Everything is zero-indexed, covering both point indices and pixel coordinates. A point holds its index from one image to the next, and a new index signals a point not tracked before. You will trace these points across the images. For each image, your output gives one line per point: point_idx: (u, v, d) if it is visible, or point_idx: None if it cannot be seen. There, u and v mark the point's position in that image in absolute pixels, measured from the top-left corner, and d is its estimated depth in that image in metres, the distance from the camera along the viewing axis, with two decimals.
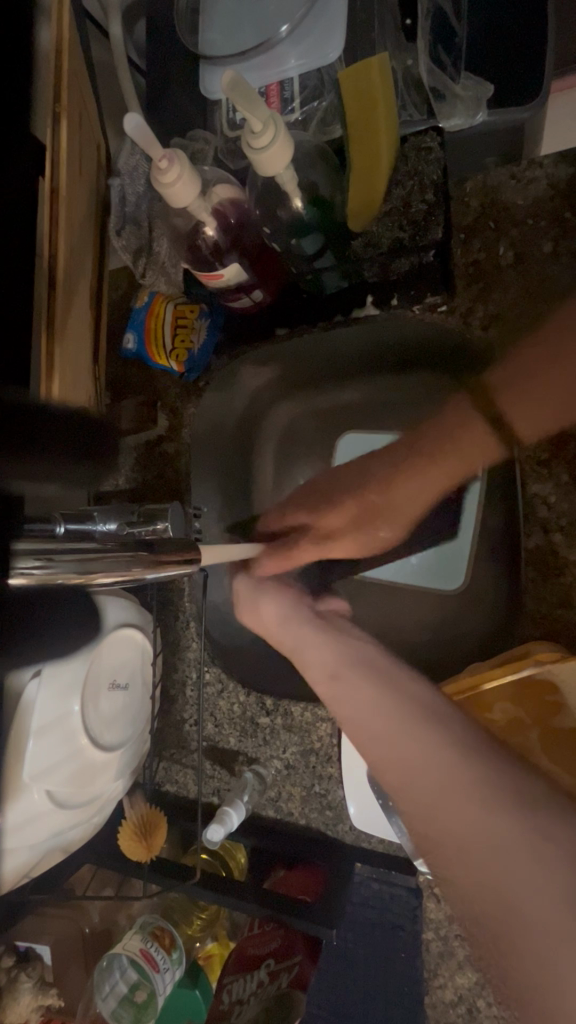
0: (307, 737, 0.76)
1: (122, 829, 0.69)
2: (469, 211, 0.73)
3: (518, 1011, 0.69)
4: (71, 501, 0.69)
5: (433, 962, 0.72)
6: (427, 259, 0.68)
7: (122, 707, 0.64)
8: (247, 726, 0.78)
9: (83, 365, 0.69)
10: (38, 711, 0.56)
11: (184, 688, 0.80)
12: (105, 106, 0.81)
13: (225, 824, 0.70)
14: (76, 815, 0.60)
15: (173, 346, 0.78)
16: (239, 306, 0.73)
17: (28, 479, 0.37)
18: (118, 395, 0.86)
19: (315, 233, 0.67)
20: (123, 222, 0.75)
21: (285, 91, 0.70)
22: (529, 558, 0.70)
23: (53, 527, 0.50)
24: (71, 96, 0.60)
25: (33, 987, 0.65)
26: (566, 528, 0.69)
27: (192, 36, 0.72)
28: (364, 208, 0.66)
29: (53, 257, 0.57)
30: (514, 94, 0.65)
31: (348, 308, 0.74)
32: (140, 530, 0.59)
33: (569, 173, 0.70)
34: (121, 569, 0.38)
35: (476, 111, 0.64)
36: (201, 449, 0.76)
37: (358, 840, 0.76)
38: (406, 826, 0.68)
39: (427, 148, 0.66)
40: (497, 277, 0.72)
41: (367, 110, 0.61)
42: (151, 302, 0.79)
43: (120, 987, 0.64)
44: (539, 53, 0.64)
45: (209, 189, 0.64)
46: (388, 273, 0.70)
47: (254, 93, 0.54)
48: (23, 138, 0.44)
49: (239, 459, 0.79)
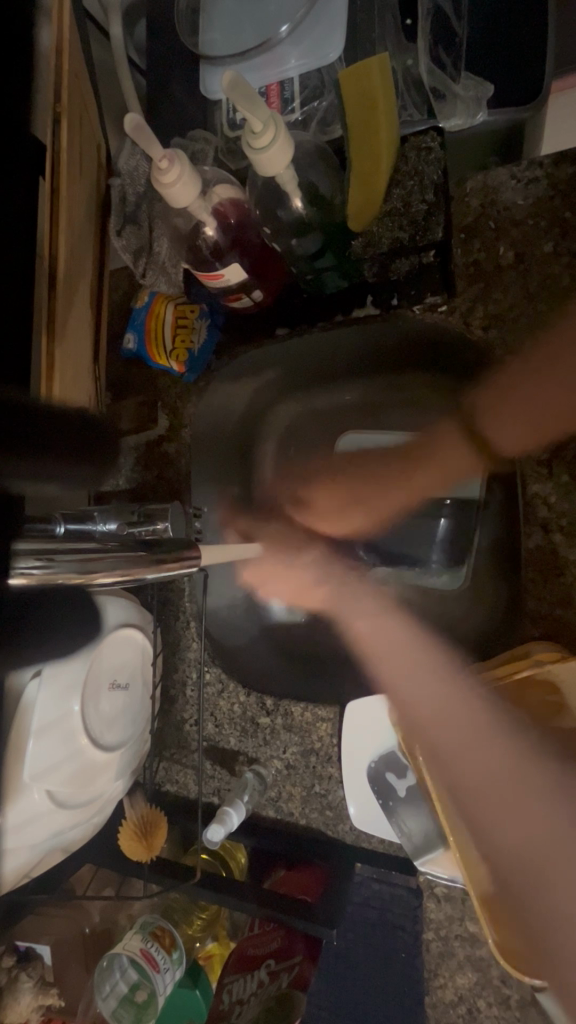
0: (307, 737, 0.76)
1: (123, 829, 0.69)
2: (470, 210, 0.73)
3: (519, 1011, 0.69)
4: (72, 501, 0.69)
5: (434, 963, 0.71)
6: (427, 259, 0.68)
7: (123, 707, 0.64)
8: (247, 726, 0.78)
9: (84, 365, 0.69)
10: (39, 711, 0.57)
11: (184, 688, 0.80)
12: (105, 107, 0.81)
13: (225, 824, 0.70)
14: (76, 815, 0.60)
15: (173, 346, 0.78)
16: (239, 306, 0.73)
17: (28, 479, 0.37)
18: (119, 395, 0.86)
19: (315, 233, 0.67)
20: (123, 222, 0.75)
21: (285, 91, 0.71)
22: (529, 559, 0.69)
23: (53, 527, 0.50)
24: (72, 96, 0.60)
25: (33, 987, 0.64)
26: (566, 528, 0.68)
27: (192, 36, 0.72)
28: (362, 208, 0.66)
29: (54, 257, 0.57)
30: (514, 94, 0.65)
31: (349, 308, 0.74)
32: (140, 530, 0.59)
33: (568, 172, 0.70)
34: (121, 569, 0.38)
35: (477, 111, 0.64)
36: (202, 451, 0.77)
37: (359, 840, 0.75)
38: (406, 826, 0.69)
39: (427, 148, 0.66)
40: (498, 277, 0.72)
41: (367, 109, 0.61)
42: (152, 302, 0.79)
43: (120, 987, 0.64)
44: (539, 52, 0.64)
45: (210, 189, 0.64)
46: (388, 274, 0.69)
47: (255, 94, 0.54)
48: (23, 138, 0.44)
49: (234, 459, 0.80)
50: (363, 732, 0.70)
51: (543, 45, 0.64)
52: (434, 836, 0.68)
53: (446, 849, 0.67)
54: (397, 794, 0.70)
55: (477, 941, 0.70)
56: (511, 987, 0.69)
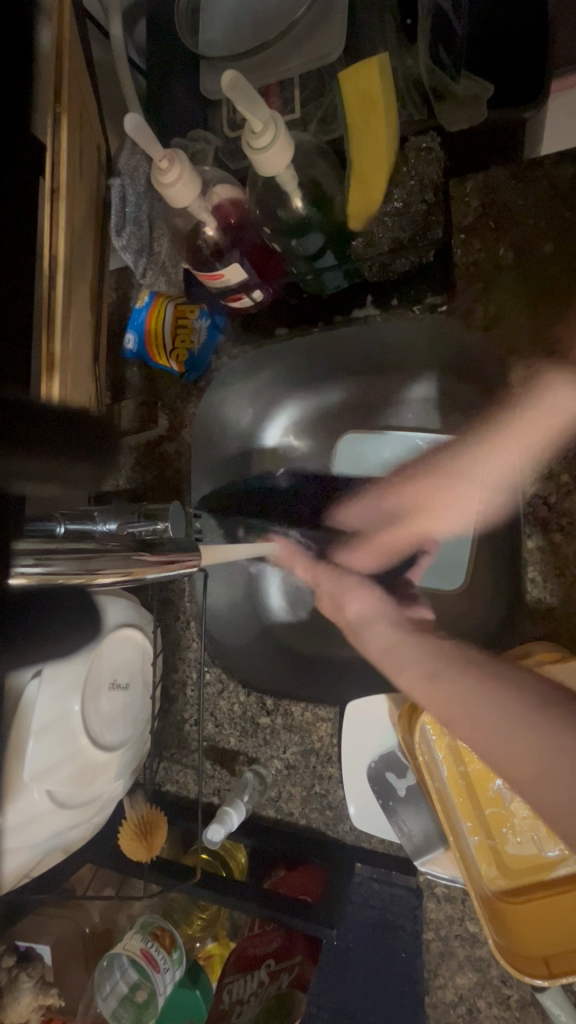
0: (307, 737, 0.75)
1: (122, 829, 0.69)
2: (469, 211, 0.72)
3: (519, 1011, 0.69)
4: (73, 502, 0.69)
5: (434, 963, 0.72)
6: (427, 258, 0.70)
7: (122, 707, 0.64)
8: (247, 726, 0.78)
9: (83, 366, 0.69)
10: (39, 711, 0.57)
11: (184, 688, 0.80)
12: (106, 106, 0.81)
13: (225, 824, 0.69)
14: (77, 815, 0.60)
15: (173, 346, 0.77)
16: (239, 306, 0.73)
17: (32, 480, 0.38)
18: (118, 395, 0.85)
19: (316, 233, 0.67)
20: (123, 223, 0.73)
21: (285, 92, 0.72)
22: (529, 557, 0.69)
23: (53, 527, 0.50)
24: (71, 96, 0.60)
25: (33, 987, 0.64)
26: (567, 526, 0.68)
27: (192, 36, 0.72)
28: (363, 208, 0.66)
29: (54, 257, 0.57)
30: (518, 90, 0.65)
31: (348, 308, 0.75)
32: (139, 530, 0.58)
33: (569, 173, 0.70)
34: (121, 569, 0.38)
35: (476, 115, 0.66)
36: (201, 455, 0.77)
37: (359, 840, 0.75)
38: (407, 826, 0.70)
39: (428, 149, 0.68)
40: (496, 276, 0.72)
41: (366, 109, 0.61)
42: (152, 301, 0.77)
43: (120, 987, 0.64)
44: (541, 53, 0.65)
45: (210, 189, 0.65)
46: (387, 273, 0.71)
47: (254, 93, 0.53)
48: (23, 139, 0.45)
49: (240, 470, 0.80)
50: (365, 731, 0.71)
51: (544, 31, 0.65)
52: (434, 836, 0.69)
53: (446, 849, 0.68)
54: (397, 794, 0.70)
55: (477, 941, 0.71)
56: (512, 987, 0.70)
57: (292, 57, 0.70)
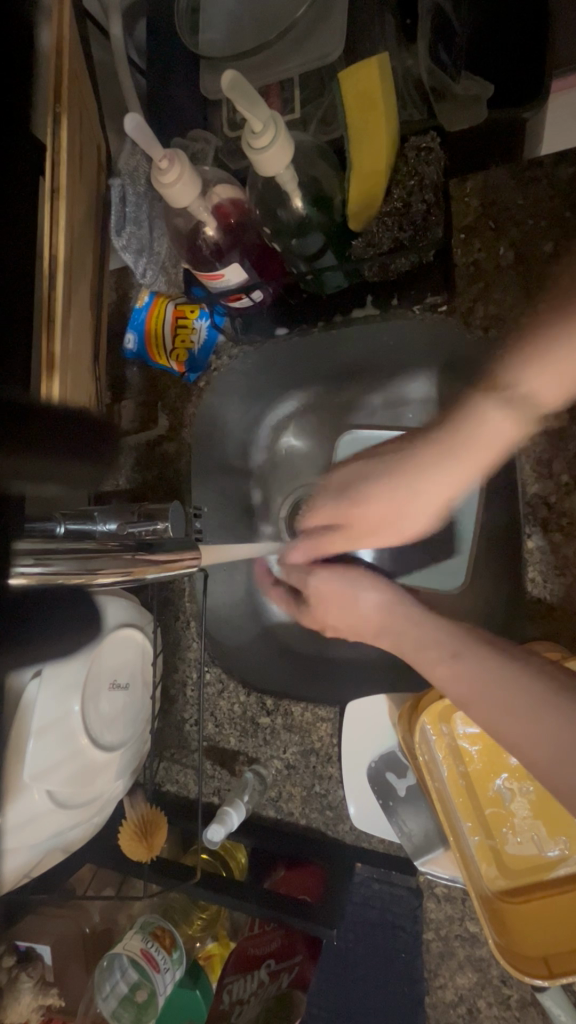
0: (307, 737, 0.75)
1: (122, 829, 0.68)
2: (469, 211, 0.72)
3: (519, 1010, 0.69)
4: (72, 502, 0.69)
5: (434, 963, 0.72)
6: (427, 259, 0.69)
7: (122, 707, 0.64)
8: (247, 726, 0.78)
9: (83, 366, 0.69)
10: (39, 712, 0.57)
11: (184, 688, 0.80)
12: (106, 105, 0.81)
13: (226, 824, 0.69)
14: (77, 815, 0.60)
15: (173, 346, 0.78)
16: (239, 306, 0.73)
17: (32, 480, 0.38)
18: (118, 395, 0.85)
19: (315, 233, 0.67)
20: (124, 223, 0.74)
21: (285, 92, 0.72)
22: (529, 558, 0.69)
23: (53, 527, 0.50)
24: (71, 96, 0.60)
25: (33, 987, 0.64)
26: (567, 526, 0.68)
27: (192, 36, 0.71)
28: (362, 208, 0.66)
29: (54, 257, 0.57)
30: (517, 90, 0.66)
31: (349, 308, 0.75)
32: (139, 530, 0.58)
33: (569, 172, 0.69)
34: (121, 569, 0.38)
35: (477, 112, 0.66)
36: (201, 454, 0.78)
37: (358, 840, 0.75)
38: (407, 826, 0.70)
39: (428, 148, 0.67)
40: (497, 277, 0.71)
41: (366, 109, 0.61)
42: (152, 302, 0.78)
43: (120, 987, 0.63)
44: (540, 53, 0.65)
45: (209, 189, 0.65)
46: (387, 273, 0.70)
47: (254, 93, 0.53)
48: (24, 139, 0.45)
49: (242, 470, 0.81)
50: (365, 730, 0.71)
51: (543, 32, 0.65)
52: (434, 836, 0.69)
53: (446, 849, 0.69)
54: (397, 794, 0.70)
55: (477, 941, 0.71)
56: (512, 987, 0.70)
57: (292, 57, 0.70)
